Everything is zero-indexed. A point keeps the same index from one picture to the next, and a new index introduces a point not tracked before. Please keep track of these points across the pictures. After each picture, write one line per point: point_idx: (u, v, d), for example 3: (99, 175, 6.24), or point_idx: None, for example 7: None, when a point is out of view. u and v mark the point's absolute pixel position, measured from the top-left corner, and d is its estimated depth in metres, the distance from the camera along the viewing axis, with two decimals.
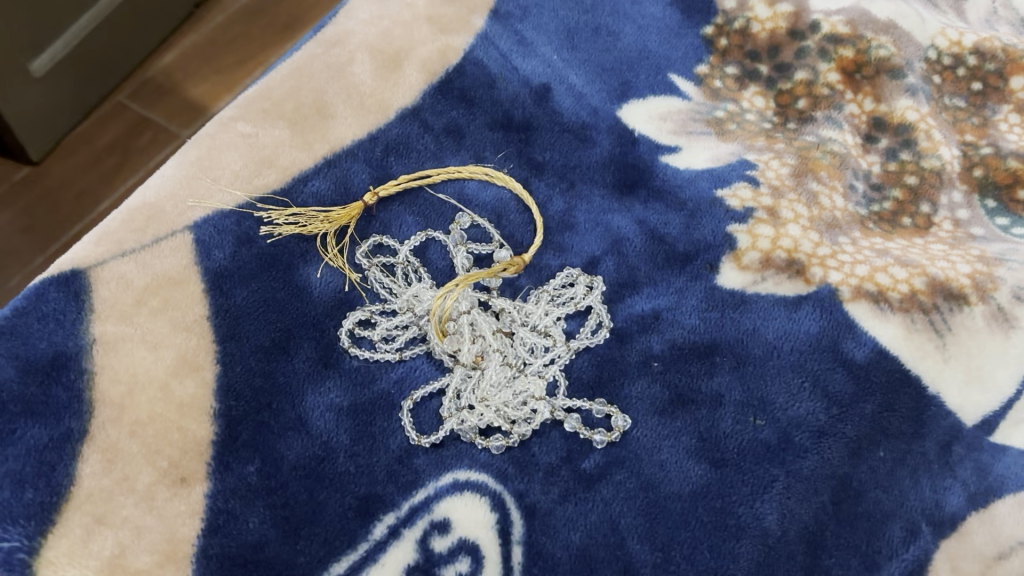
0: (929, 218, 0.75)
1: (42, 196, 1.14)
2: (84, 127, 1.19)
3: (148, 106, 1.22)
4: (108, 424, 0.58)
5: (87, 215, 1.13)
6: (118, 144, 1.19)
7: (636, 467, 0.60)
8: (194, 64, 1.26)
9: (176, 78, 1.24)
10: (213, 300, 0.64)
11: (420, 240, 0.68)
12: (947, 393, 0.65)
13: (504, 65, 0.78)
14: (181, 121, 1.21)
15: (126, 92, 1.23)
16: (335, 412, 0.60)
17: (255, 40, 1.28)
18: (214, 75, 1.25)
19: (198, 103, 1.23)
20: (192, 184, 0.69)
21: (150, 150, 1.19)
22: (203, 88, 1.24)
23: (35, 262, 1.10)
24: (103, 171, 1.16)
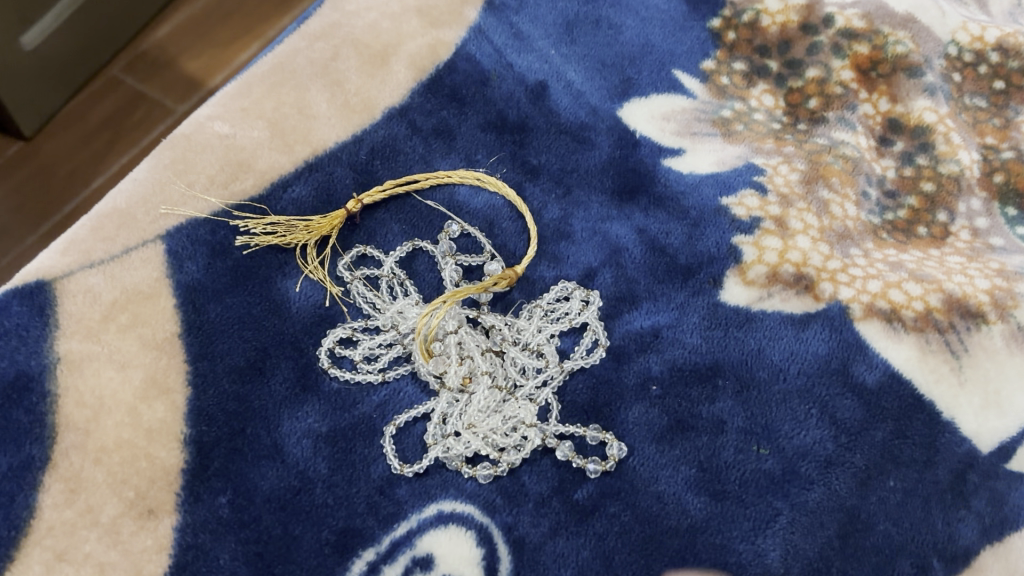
0: (946, 227, 0.71)
1: (34, 174, 1.10)
2: (77, 103, 1.15)
3: (143, 81, 1.18)
4: (72, 451, 0.55)
5: (82, 192, 1.09)
6: (112, 120, 1.14)
7: (632, 499, 0.57)
8: (188, 38, 1.21)
9: (171, 53, 1.20)
10: (185, 317, 0.60)
11: (406, 251, 0.65)
12: (962, 419, 0.61)
13: (498, 62, 0.74)
14: (177, 95, 1.17)
15: (119, 66, 1.18)
16: (312, 439, 0.57)
17: (252, 14, 1.24)
18: (209, 49, 1.21)
19: (194, 77, 1.19)
20: (165, 189, 0.65)
21: (144, 126, 1.14)
22: (198, 63, 1.20)
23: (27, 242, 1.06)
24: (96, 148, 1.12)
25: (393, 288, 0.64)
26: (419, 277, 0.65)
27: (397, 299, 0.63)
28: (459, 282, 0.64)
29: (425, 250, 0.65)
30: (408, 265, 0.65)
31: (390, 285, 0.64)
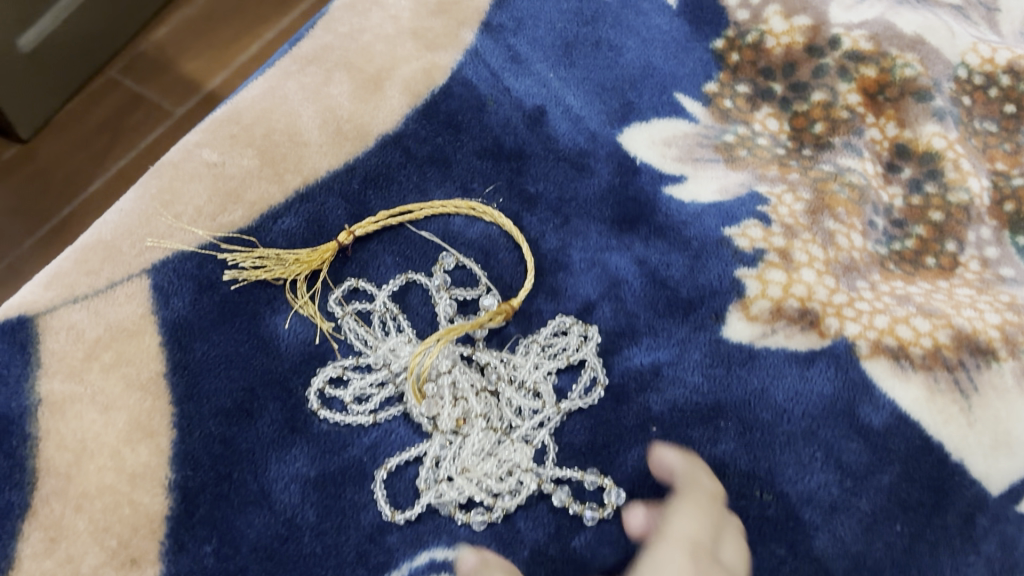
0: (954, 257, 0.68)
1: (31, 177, 1.07)
2: (75, 106, 1.12)
3: (141, 82, 1.15)
4: (52, 498, 0.53)
5: (80, 196, 1.06)
6: (110, 122, 1.12)
7: (631, 547, 0.55)
8: (188, 37, 1.19)
9: (169, 53, 1.17)
10: (171, 356, 0.59)
11: (399, 284, 0.63)
12: (971, 460, 0.59)
13: (495, 86, 0.72)
14: (176, 96, 1.15)
15: (117, 67, 1.16)
16: (301, 485, 0.55)
17: (252, 15, 1.22)
18: (208, 50, 1.18)
19: (192, 79, 1.16)
20: (150, 221, 0.63)
21: (143, 129, 1.12)
22: (195, 64, 1.17)
23: (24, 246, 1.04)
24: (94, 151, 1.09)
25: (386, 323, 0.62)
26: (412, 311, 0.63)
27: (389, 336, 0.61)
28: (453, 317, 0.63)
29: (418, 283, 0.64)
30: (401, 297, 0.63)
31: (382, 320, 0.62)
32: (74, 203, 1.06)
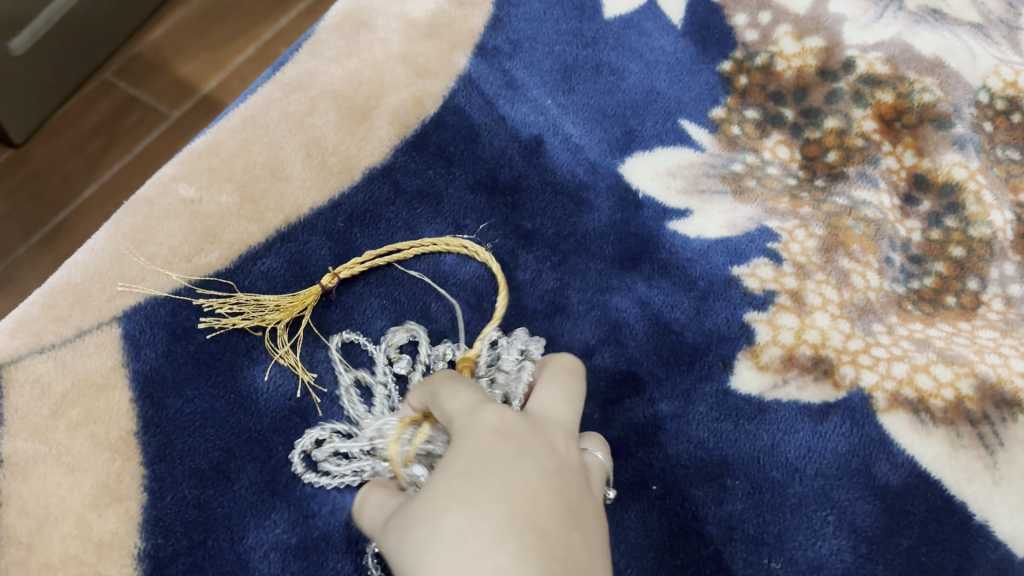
0: (977, 296, 0.64)
1: (25, 182, 1.02)
2: (68, 109, 1.07)
3: (137, 85, 1.10)
4: (13, 568, 0.50)
5: (73, 203, 1.02)
6: (105, 125, 1.07)
7: None
8: (184, 39, 1.13)
9: (165, 56, 1.12)
10: (143, 412, 0.55)
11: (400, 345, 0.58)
12: (997, 521, 0.56)
13: (490, 114, 0.68)
14: (174, 100, 1.10)
15: (113, 68, 1.10)
16: (281, 554, 0.52)
17: (248, 15, 1.17)
18: (203, 52, 1.13)
19: (187, 82, 1.11)
20: (122, 263, 0.59)
21: (138, 133, 1.07)
22: (192, 66, 1.12)
23: (18, 252, 0.99)
24: (88, 154, 1.05)
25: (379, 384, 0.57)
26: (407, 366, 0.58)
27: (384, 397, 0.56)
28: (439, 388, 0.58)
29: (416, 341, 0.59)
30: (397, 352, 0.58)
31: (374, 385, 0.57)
32: (67, 210, 1.02)
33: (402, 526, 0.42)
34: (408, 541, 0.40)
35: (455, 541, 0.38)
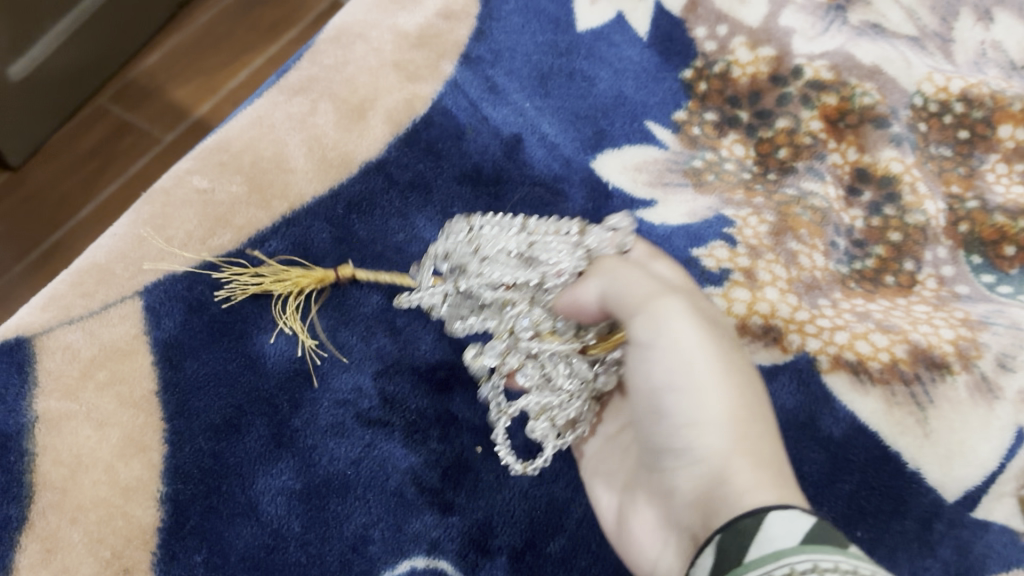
0: (912, 276, 0.72)
1: (25, 201, 1.08)
2: (68, 130, 1.13)
3: (131, 110, 1.16)
4: (49, 511, 0.56)
5: (70, 221, 1.08)
6: (100, 149, 1.13)
7: (601, 551, 0.59)
8: (179, 64, 1.21)
9: (160, 82, 1.19)
10: (163, 374, 0.61)
11: (464, 228, 0.59)
12: (927, 469, 0.63)
13: (474, 116, 0.75)
14: (164, 124, 1.16)
15: (108, 94, 1.17)
16: (287, 497, 0.58)
17: (244, 41, 1.24)
18: (198, 76, 1.20)
19: (181, 107, 1.18)
20: (143, 244, 0.66)
21: (130, 157, 1.13)
22: (185, 91, 1.19)
23: (13, 271, 1.05)
24: (84, 176, 1.11)
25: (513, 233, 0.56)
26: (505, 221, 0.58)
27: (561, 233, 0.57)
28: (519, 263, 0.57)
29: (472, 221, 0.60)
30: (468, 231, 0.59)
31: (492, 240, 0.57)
32: (64, 230, 1.08)
33: (720, 360, 0.46)
34: (736, 383, 0.46)
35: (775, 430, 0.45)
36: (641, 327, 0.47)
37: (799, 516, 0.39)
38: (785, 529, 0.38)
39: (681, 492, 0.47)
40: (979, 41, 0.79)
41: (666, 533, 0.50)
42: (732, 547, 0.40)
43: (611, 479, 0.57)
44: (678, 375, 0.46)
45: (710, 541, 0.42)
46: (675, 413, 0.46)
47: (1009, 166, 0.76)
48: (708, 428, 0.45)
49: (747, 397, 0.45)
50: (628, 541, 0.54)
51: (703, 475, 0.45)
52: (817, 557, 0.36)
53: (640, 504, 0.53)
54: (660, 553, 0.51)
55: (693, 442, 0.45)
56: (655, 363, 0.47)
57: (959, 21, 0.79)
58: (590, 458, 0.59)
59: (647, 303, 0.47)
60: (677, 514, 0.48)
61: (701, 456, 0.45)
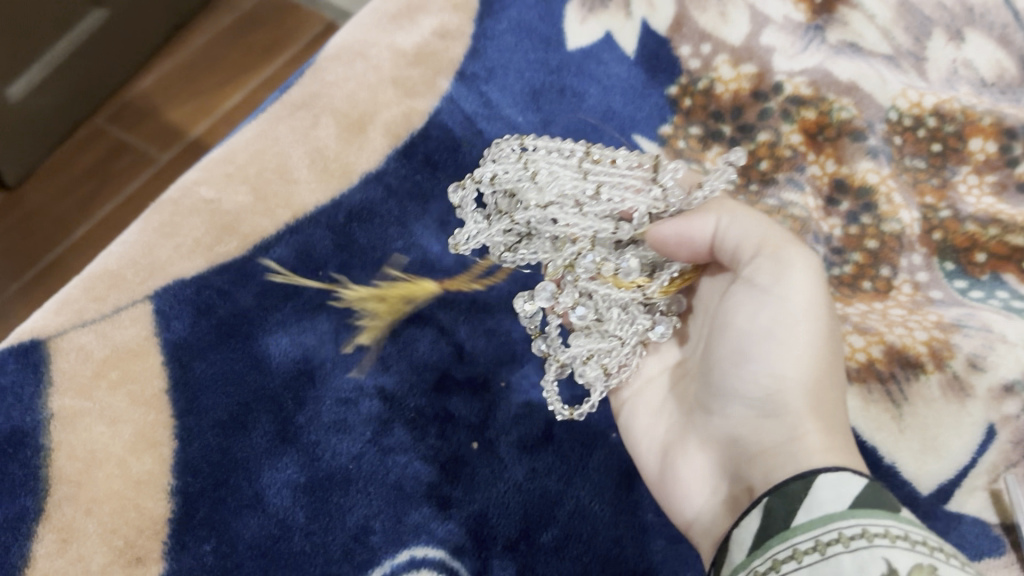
0: (889, 281, 0.75)
1: (22, 221, 1.11)
2: (60, 154, 1.16)
3: (128, 131, 1.19)
4: (64, 503, 0.58)
5: (64, 242, 1.11)
6: (97, 167, 1.16)
7: (592, 540, 0.61)
8: (173, 87, 1.23)
9: (155, 104, 1.22)
10: (173, 373, 0.64)
11: (515, 151, 0.59)
12: (902, 463, 0.68)
13: (469, 128, 0.79)
14: (162, 144, 1.19)
15: (104, 116, 1.20)
16: (292, 489, 0.61)
17: (238, 63, 1.27)
18: (192, 99, 1.23)
19: (176, 127, 1.21)
20: (153, 250, 0.69)
21: (127, 176, 1.16)
22: (179, 113, 1.22)
23: (10, 289, 1.07)
24: (79, 196, 1.14)
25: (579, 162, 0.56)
26: (565, 148, 0.57)
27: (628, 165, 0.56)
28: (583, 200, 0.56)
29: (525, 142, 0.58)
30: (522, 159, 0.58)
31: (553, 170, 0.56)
32: (60, 248, 1.10)
33: (826, 325, 0.51)
34: (829, 349, 0.51)
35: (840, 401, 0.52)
36: (762, 272, 0.52)
37: (848, 479, 0.44)
38: (834, 494, 0.44)
39: (743, 438, 0.52)
40: (952, 57, 0.77)
41: (718, 479, 0.54)
42: (783, 509, 0.45)
43: (662, 426, 0.60)
44: (782, 328, 0.50)
45: (757, 502, 0.47)
46: (765, 361, 0.51)
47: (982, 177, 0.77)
48: (797, 385, 0.50)
49: (831, 370, 0.52)
50: (674, 483, 0.57)
51: (779, 425, 0.50)
52: (866, 521, 0.41)
53: (692, 448, 0.56)
54: (709, 498, 0.54)
55: (772, 391, 0.50)
56: (762, 308, 0.51)
57: (930, 41, 0.77)
58: (636, 403, 0.62)
59: (773, 248, 0.51)
60: (735, 461, 0.53)
61: (780, 406, 0.50)
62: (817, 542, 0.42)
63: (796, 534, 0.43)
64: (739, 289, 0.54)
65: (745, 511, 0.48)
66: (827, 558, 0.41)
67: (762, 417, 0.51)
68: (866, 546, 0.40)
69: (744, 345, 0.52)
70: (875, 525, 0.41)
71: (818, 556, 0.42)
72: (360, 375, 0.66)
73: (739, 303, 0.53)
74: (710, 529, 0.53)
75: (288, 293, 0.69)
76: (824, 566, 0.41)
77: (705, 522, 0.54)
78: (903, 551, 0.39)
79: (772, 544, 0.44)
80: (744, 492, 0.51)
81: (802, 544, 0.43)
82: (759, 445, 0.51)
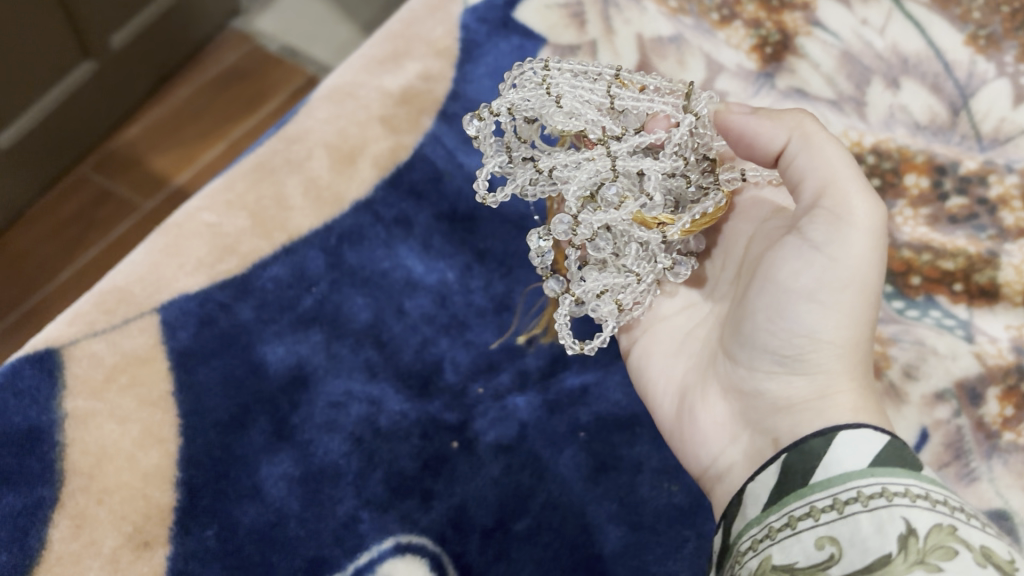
0: None
1: (10, 263, 1.17)
2: (46, 201, 1.22)
3: (113, 179, 1.25)
4: (77, 493, 0.64)
5: (49, 284, 1.16)
6: (81, 214, 1.22)
7: (561, 528, 0.67)
8: (155, 137, 1.29)
9: (139, 151, 1.28)
10: (177, 377, 0.70)
11: (539, 73, 0.56)
12: None
13: (451, 162, 0.84)
14: (144, 192, 1.25)
15: (90, 164, 1.26)
16: (287, 481, 0.67)
17: (219, 113, 1.32)
18: (177, 147, 1.28)
19: (160, 176, 1.26)
20: (158, 268, 0.75)
21: (110, 223, 1.22)
22: (163, 162, 1.27)
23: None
24: (62, 242, 1.19)
25: (607, 88, 0.55)
26: (591, 72, 0.57)
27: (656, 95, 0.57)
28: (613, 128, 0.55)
29: (548, 66, 0.57)
30: (545, 84, 0.55)
31: (578, 95, 0.55)
32: (47, 290, 1.16)
33: (873, 291, 0.52)
34: (871, 311, 0.53)
35: (864, 361, 0.55)
36: (818, 226, 0.51)
37: (868, 436, 0.49)
38: (855, 453, 0.48)
39: (772, 394, 0.54)
40: (889, 102, 0.83)
41: (737, 429, 0.56)
42: (802, 465, 0.50)
43: (683, 370, 0.61)
44: (829, 290, 0.51)
45: (774, 458, 0.51)
46: (802, 323, 0.52)
47: (918, 210, 0.79)
48: (831, 346, 0.52)
49: (866, 327, 0.53)
50: (691, 427, 0.59)
51: (811, 382, 0.53)
52: (884, 480, 0.46)
53: (713, 396, 0.58)
54: (726, 446, 0.57)
55: (807, 349, 0.52)
56: (810, 266, 0.51)
57: (870, 87, 0.84)
58: (658, 342, 0.63)
59: (834, 201, 0.51)
60: (760, 412, 0.55)
61: (812, 364, 0.53)
62: (835, 501, 0.47)
63: (814, 492, 0.48)
64: (786, 240, 0.54)
65: (762, 467, 0.52)
66: (846, 517, 0.46)
67: (793, 372, 0.53)
68: (885, 505, 0.45)
69: (784, 300, 0.52)
70: (894, 484, 0.46)
71: (836, 514, 0.46)
72: (351, 380, 0.73)
73: (785, 254, 0.53)
74: (724, 477, 0.56)
75: (284, 307, 0.75)
76: (842, 524, 0.46)
77: (721, 469, 0.56)
78: (923, 511, 0.45)
79: (788, 500, 0.49)
80: (768, 444, 0.54)
81: (820, 502, 0.47)
82: (788, 399, 0.53)
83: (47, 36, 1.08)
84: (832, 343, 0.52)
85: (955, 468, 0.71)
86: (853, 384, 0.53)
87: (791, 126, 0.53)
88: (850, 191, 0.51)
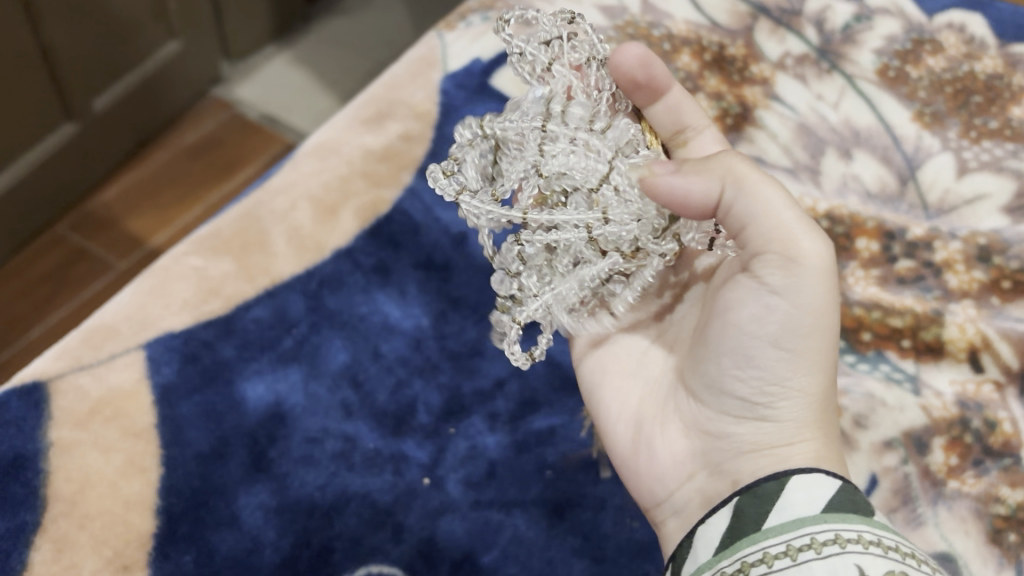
0: None
1: None
2: (18, 259, 1.25)
3: (89, 239, 1.28)
4: (60, 518, 0.67)
5: (22, 338, 1.18)
6: (55, 272, 1.24)
7: (527, 560, 0.70)
8: (131, 199, 1.32)
9: (116, 213, 1.31)
10: (160, 411, 0.73)
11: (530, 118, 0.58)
12: None
13: (428, 216, 0.88)
14: (119, 252, 1.28)
15: (65, 224, 1.29)
16: (264, 511, 0.70)
17: (196, 178, 1.36)
18: (151, 210, 1.32)
19: (135, 237, 1.29)
20: (145, 308, 0.78)
21: (84, 280, 1.24)
22: (139, 223, 1.30)
23: None
24: (35, 299, 1.21)
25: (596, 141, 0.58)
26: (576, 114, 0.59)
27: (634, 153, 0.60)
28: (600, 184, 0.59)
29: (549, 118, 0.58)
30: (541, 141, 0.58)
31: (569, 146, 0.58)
32: (18, 343, 1.18)
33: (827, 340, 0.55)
34: (825, 354, 0.55)
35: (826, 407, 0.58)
36: (771, 272, 0.53)
37: (819, 483, 0.52)
38: (808, 501, 0.51)
39: (737, 437, 0.57)
40: (843, 171, 0.88)
41: (696, 467, 0.59)
42: (755, 511, 0.52)
43: (640, 400, 0.64)
44: (793, 334, 0.54)
45: (726, 502, 0.54)
46: (770, 371, 0.55)
47: (870, 270, 0.82)
48: (799, 396, 0.56)
49: (827, 373, 0.56)
50: (649, 463, 0.61)
51: (779, 430, 0.56)
52: (838, 526, 0.49)
53: (673, 431, 0.61)
54: (684, 483, 0.59)
55: (772, 394, 0.56)
56: (772, 312, 0.54)
57: (825, 157, 0.88)
58: (615, 359, 0.66)
59: (784, 245, 0.52)
60: (723, 455, 0.58)
61: (778, 413, 0.56)
62: (788, 548, 0.49)
63: (768, 538, 0.50)
64: (741, 283, 0.55)
65: (713, 510, 0.54)
66: (799, 563, 0.48)
67: (764, 417, 0.56)
68: (839, 553, 0.48)
69: (752, 348, 0.55)
70: (847, 531, 0.49)
71: (789, 561, 0.48)
72: (326, 419, 0.76)
73: (739, 298, 0.55)
74: (681, 514, 0.59)
75: (264, 347, 0.79)
76: (796, 570, 0.48)
77: (678, 504, 0.59)
78: (876, 557, 0.47)
79: (740, 546, 0.51)
80: (727, 486, 0.56)
81: (773, 548, 0.49)
82: (754, 443, 0.56)
83: (41, 93, 1.13)
84: (798, 391, 0.56)
85: (903, 513, 0.71)
86: (814, 435, 0.56)
87: (721, 173, 0.53)
88: (796, 232, 0.52)
